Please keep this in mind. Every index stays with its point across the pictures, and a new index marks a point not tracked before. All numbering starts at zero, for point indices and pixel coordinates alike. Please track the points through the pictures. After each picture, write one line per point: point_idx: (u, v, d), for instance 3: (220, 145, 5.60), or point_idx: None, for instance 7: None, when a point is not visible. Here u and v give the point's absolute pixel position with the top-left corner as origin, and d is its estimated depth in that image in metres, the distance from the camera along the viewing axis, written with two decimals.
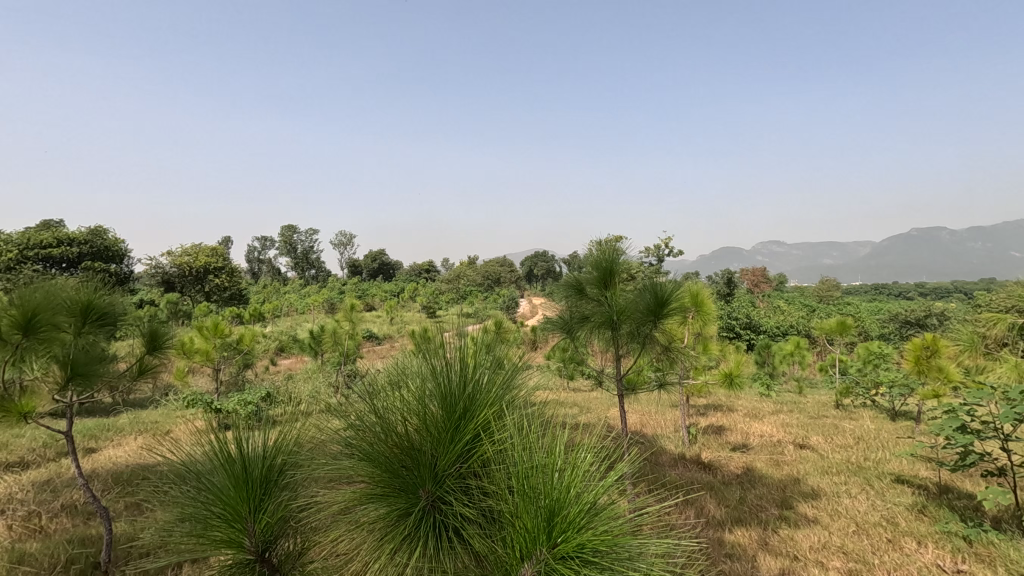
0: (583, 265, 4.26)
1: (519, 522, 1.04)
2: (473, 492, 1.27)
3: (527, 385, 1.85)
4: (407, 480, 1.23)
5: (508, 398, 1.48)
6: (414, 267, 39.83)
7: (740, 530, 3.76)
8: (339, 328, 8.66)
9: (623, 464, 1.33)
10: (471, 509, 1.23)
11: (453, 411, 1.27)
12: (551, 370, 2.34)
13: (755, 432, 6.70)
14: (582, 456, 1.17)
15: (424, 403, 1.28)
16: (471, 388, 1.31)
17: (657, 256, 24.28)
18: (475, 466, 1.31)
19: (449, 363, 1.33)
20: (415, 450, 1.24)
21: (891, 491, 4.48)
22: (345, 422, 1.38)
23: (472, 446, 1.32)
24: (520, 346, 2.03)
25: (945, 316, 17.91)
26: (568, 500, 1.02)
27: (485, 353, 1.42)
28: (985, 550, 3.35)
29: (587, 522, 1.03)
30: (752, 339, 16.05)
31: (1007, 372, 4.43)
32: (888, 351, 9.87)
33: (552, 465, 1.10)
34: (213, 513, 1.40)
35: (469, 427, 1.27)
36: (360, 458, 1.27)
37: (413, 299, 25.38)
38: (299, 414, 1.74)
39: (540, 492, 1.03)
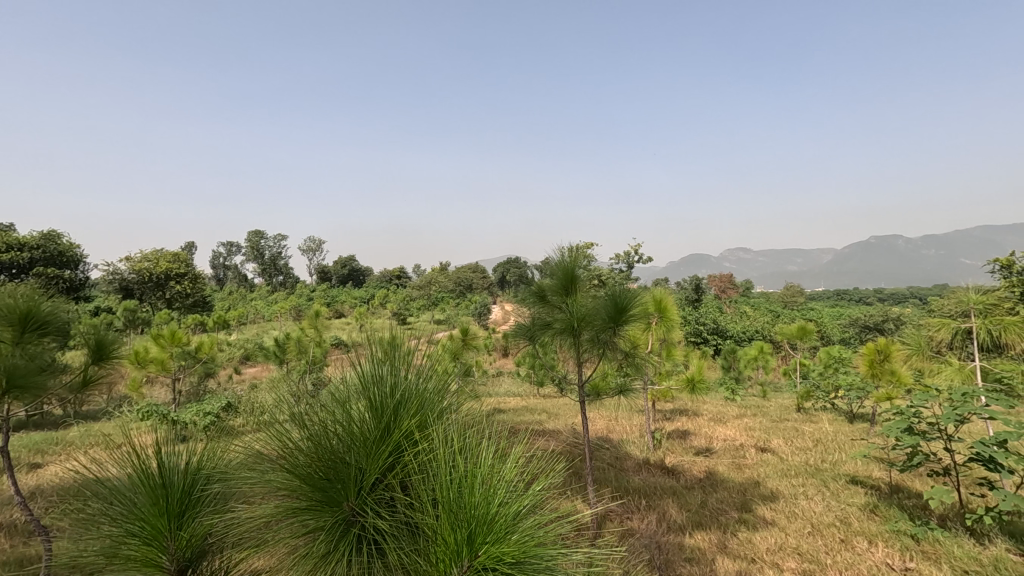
0: (546, 272, 4.28)
1: (441, 537, 1.04)
2: (396, 505, 1.27)
3: (465, 397, 1.86)
4: (330, 493, 1.22)
5: (439, 408, 1.50)
6: (385, 274, 39.45)
7: (700, 534, 3.80)
8: (304, 336, 8.46)
9: (552, 475, 1.34)
10: (392, 522, 1.23)
11: (379, 422, 1.30)
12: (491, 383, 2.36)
13: (718, 436, 6.82)
14: (506, 466, 1.18)
15: (350, 416, 1.30)
16: (397, 397, 1.34)
17: (627, 263, 24.60)
18: (400, 478, 1.32)
19: (378, 375, 1.36)
20: (335, 460, 1.25)
21: (845, 492, 4.61)
22: (266, 437, 1.38)
23: (398, 456, 1.33)
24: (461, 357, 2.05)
25: (901, 321, 18.52)
26: (485, 511, 1.02)
27: (414, 362, 1.46)
28: (931, 548, 3.48)
29: (509, 533, 1.03)
30: (719, 344, 16.38)
31: (953, 375, 4.63)
32: (846, 355, 10.17)
33: (474, 472, 1.11)
34: (130, 531, 1.40)
35: (393, 436, 1.29)
36: (279, 471, 1.27)
37: (383, 306, 25.16)
38: (232, 432, 1.75)
39: (461, 502, 1.04)
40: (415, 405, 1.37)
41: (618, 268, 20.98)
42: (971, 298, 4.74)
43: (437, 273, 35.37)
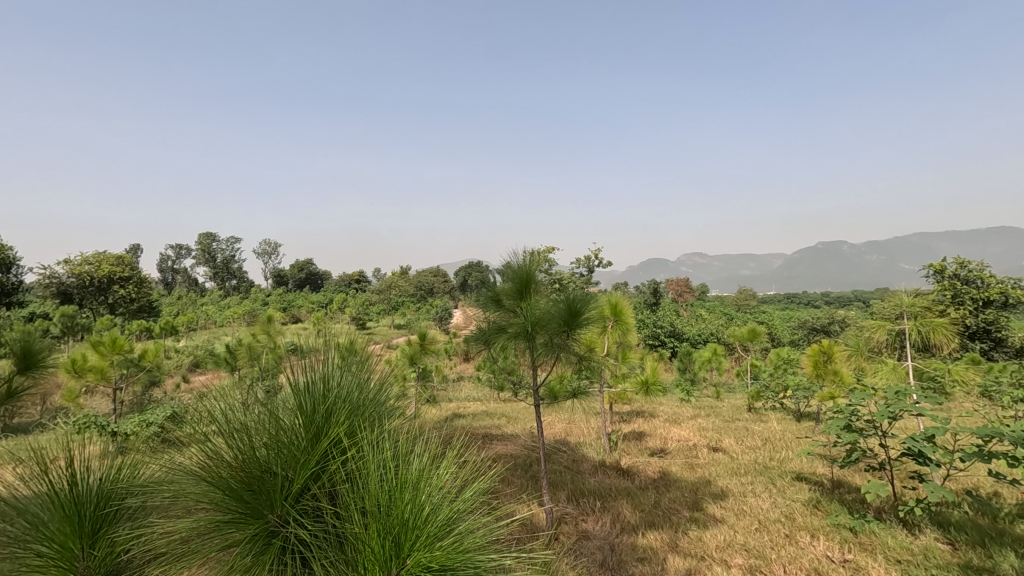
0: (502, 276, 4.34)
1: (370, 548, 1.15)
2: (323, 514, 1.36)
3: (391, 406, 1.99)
4: (256, 503, 1.28)
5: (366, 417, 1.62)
6: (344, 277, 38.70)
7: (653, 533, 3.87)
8: (256, 341, 8.18)
9: (478, 478, 1.49)
10: (319, 529, 1.32)
11: (310, 431, 1.41)
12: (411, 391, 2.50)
13: (672, 437, 6.97)
14: (435, 476, 1.32)
15: (278, 429, 1.40)
16: (323, 411, 1.46)
17: (587, 266, 25.02)
18: (327, 486, 1.41)
19: (307, 393, 1.49)
20: (262, 471, 1.33)
21: (790, 488, 4.79)
22: (188, 450, 1.42)
23: (324, 465, 1.43)
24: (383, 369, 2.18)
25: (846, 323, 19.39)
26: (414, 525, 1.16)
27: (337, 379, 1.59)
28: (868, 539, 3.65)
29: (433, 541, 1.17)
30: (676, 347, 16.77)
31: (887, 374, 4.88)
32: (794, 356, 10.58)
33: (403, 482, 1.25)
34: (35, 550, 1.37)
35: (320, 445, 1.39)
36: (202, 484, 1.31)
37: (341, 311, 24.68)
38: (142, 452, 1.74)
39: (391, 516, 1.16)
40: (341, 416, 1.49)
41: (578, 272, 21.22)
42: (903, 301, 5.02)
43: (397, 277, 34.97)
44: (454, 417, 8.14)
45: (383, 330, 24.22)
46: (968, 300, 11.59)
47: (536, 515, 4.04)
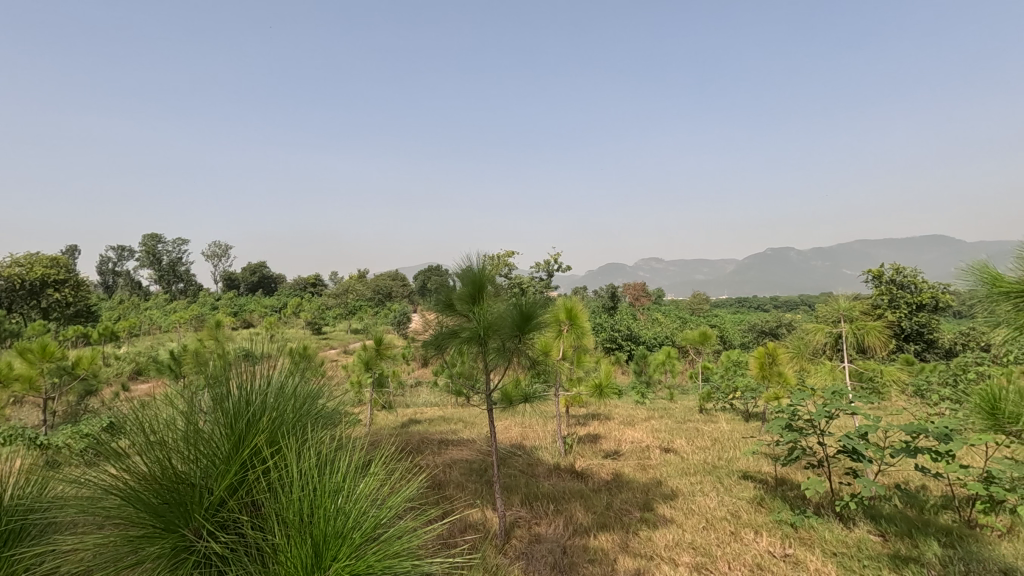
0: (455, 280, 4.30)
1: (291, 556, 1.18)
2: (241, 526, 1.38)
3: (321, 419, 2.04)
4: (172, 517, 1.30)
5: (290, 429, 1.67)
6: (299, 281, 37.72)
7: (604, 535, 3.92)
8: (202, 346, 7.85)
9: (406, 486, 1.55)
10: (237, 540, 1.34)
11: (230, 445, 1.46)
12: (342, 405, 2.54)
13: (626, 439, 7.09)
14: (361, 485, 1.38)
15: (197, 442, 1.44)
16: (245, 424, 1.51)
17: (546, 271, 25.31)
18: (247, 499, 1.44)
19: (228, 406, 1.55)
20: (179, 483, 1.36)
21: (737, 487, 4.95)
22: (100, 464, 1.41)
23: (245, 476, 1.47)
24: (313, 383, 2.24)
25: (792, 325, 20.24)
26: (336, 532, 1.20)
27: (261, 394, 1.66)
28: (807, 534, 3.81)
29: (354, 546, 1.22)
30: (632, 350, 17.11)
31: (825, 375, 5.12)
32: (743, 358, 10.98)
33: (326, 490, 1.30)
34: None
35: (241, 456, 1.44)
36: (116, 499, 1.31)
37: (296, 316, 24.08)
38: (44, 466, 1.67)
39: (314, 525, 1.20)
40: (264, 429, 1.55)
41: (537, 276, 21.45)
42: (841, 305, 5.27)
43: (355, 280, 34.34)
44: (410, 423, 8.06)
45: (339, 335, 23.77)
46: (903, 304, 12.31)
47: (489, 520, 4.03)
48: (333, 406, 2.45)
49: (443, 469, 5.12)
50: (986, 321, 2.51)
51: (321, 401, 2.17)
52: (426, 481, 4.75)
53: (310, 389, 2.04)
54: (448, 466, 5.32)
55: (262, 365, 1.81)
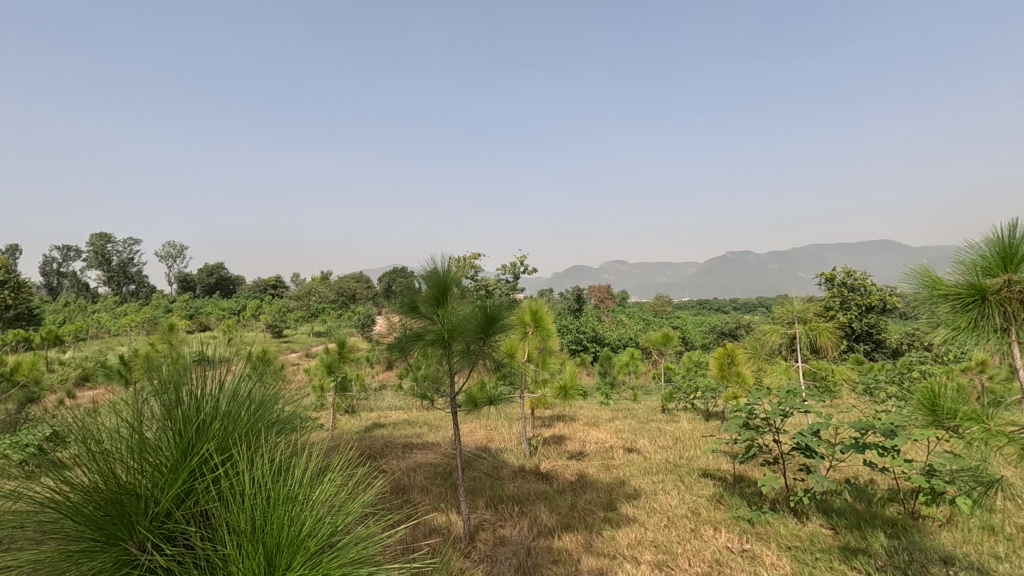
0: (420, 282, 4.26)
1: (242, 568, 1.15)
2: (189, 538, 1.34)
3: (277, 425, 1.99)
4: (113, 529, 1.25)
5: (243, 436, 1.63)
6: (259, 282, 36.73)
7: (568, 535, 3.95)
8: (153, 350, 7.54)
9: (364, 492, 1.52)
10: (184, 552, 1.30)
11: (178, 452, 1.42)
12: (300, 411, 2.48)
13: (591, 440, 7.16)
14: (317, 492, 1.35)
15: (142, 450, 1.39)
16: (196, 431, 1.47)
17: (513, 273, 25.40)
18: (195, 508, 1.40)
19: (176, 413, 1.50)
20: (122, 494, 1.31)
21: (697, 485, 5.06)
22: (36, 476, 1.35)
23: (193, 484, 1.42)
24: (269, 386, 2.18)
25: (750, 327, 20.86)
26: (287, 542, 1.17)
27: (212, 399, 1.61)
28: (763, 529, 3.93)
29: (306, 554, 1.19)
30: (596, 351, 17.31)
31: (780, 375, 5.30)
32: (703, 359, 11.24)
33: (279, 498, 1.26)
34: None
35: (189, 463, 1.39)
36: (52, 512, 1.25)
37: (255, 318, 23.45)
38: None
39: (265, 535, 1.17)
40: (214, 436, 1.50)
41: (504, 279, 21.49)
42: (795, 307, 5.46)
43: (317, 282, 33.68)
44: (374, 427, 7.94)
45: (301, 338, 23.25)
46: (854, 306, 12.84)
47: (453, 523, 4.01)
48: (291, 412, 2.38)
49: (407, 474, 5.06)
50: (928, 322, 2.65)
51: (278, 407, 2.11)
52: (389, 486, 4.69)
53: (264, 392, 1.98)
54: (412, 470, 5.26)
55: (215, 371, 1.75)
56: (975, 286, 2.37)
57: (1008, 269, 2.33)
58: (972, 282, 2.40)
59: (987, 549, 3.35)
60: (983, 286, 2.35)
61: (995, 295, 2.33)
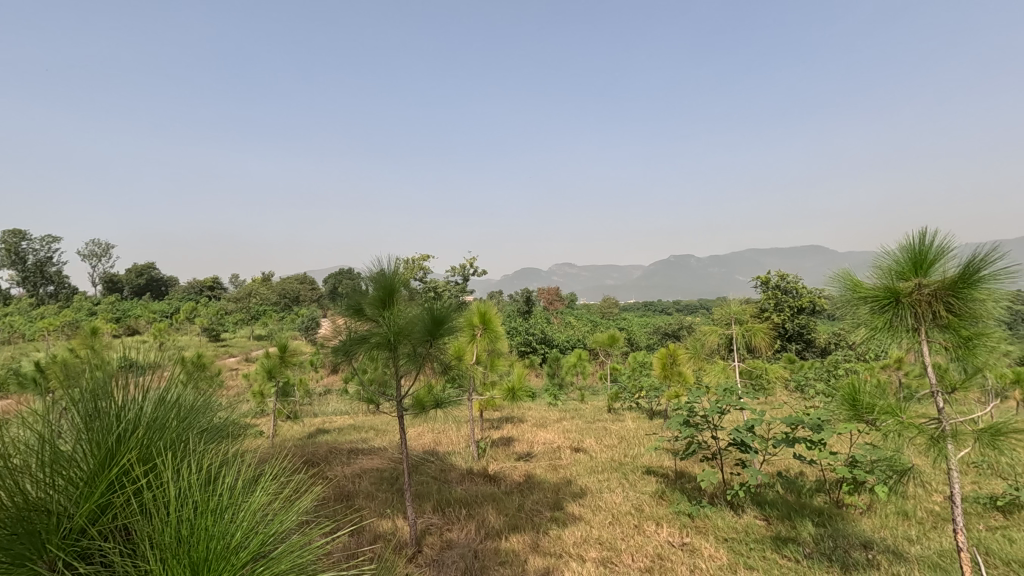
0: (365, 284, 4.18)
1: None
2: (105, 555, 1.26)
3: (210, 434, 1.91)
4: (18, 547, 1.16)
5: (168, 446, 1.55)
6: (194, 283, 34.92)
7: (515, 536, 3.96)
8: (73, 356, 7.04)
9: (300, 500, 1.48)
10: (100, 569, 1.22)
11: (94, 464, 1.34)
12: (233, 418, 2.38)
13: (538, 440, 7.23)
14: (249, 501, 1.31)
15: (54, 462, 1.30)
16: (116, 442, 1.39)
17: (462, 275, 25.34)
18: (112, 523, 1.32)
19: (94, 424, 1.42)
20: (30, 509, 1.22)
21: (641, 482, 5.20)
22: None
23: (112, 498, 1.34)
24: (199, 392, 2.08)
25: (692, 328, 21.66)
26: (215, 553, 1.12)
27: (135, 408, 1.53)
28: (702, 522, 4.08)
29: (235, 567, 1.15)
30: (545, 353, 17.51)
31: (718, 374, 5.52)
32: (648, 359, 11.58)
33: (207, 509, 1.21)
34: None
35: (108, 475, 1.32)
36: None
37: (190, 321, 22.31)
38: None
39: (190, 547, 1.12)
40: (137, 447, 1.43)
41: (453, 281, 21.39)
42: (732, 309, 5.71)
43: (258, 283, 32.43)
44: (318, 433, 7.71)
45: (240, 342, 22.30)
46: (787, 308, 13.56)
47: (399, 529, 3.94)
48: (226, 419, 2.28)
49: (352, 481, 4.94)
50: (850, 323, 2.82)
51: (210, 414, 2.02)
52: (333, 494, 4.57)
53: (195, 399, 1.89)
54: (357, 476, 5.14)
55: (143, 376, 1.66)
56: (890, 289, 2.55)
57: (918, 273, 2.54)
58: (888, 285, 2.59)
59: (901, 533, 3.61)
60: (896, 289, 2.54)
61: (907, 298, 2.53)
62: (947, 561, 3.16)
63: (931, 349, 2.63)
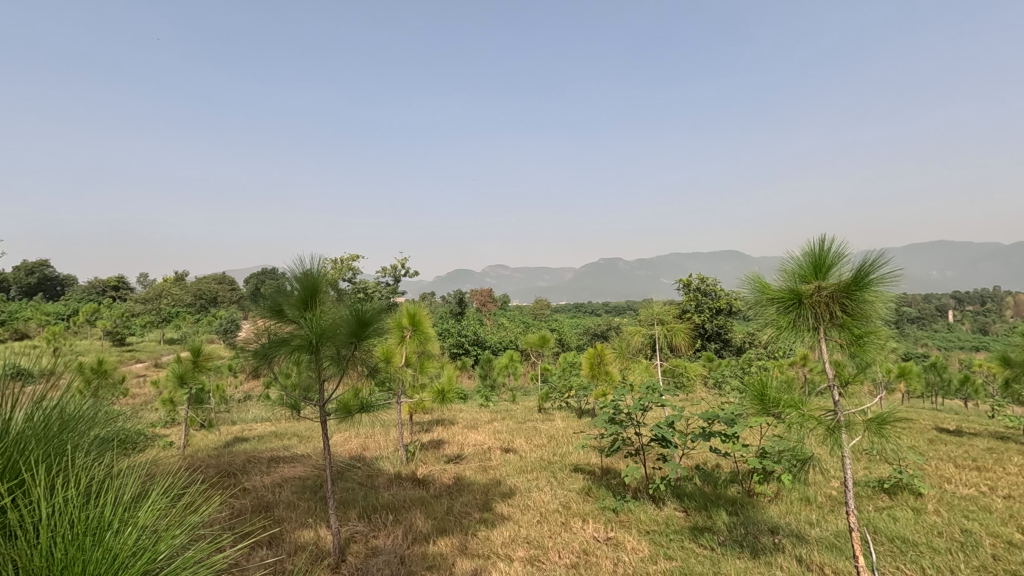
0: (286, 283, 4.01)
1: None
2: None
3: (100, 443, 1.75)
4: None
5: (43, 459, 1.42)
6: (95, 283, 32.01)
7: (443, 540, 3.92)
8: None
9: (196, 513, 1.42)
10: None
11: None
12: (130, 427, 2.19)
13: (469, 442, 7.20)
14: (139, 514, 1.24)
15: None
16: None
17: (393, 275, 24.88)
18: None
19: None
20: None
21: (568, 479, 5.31)
22: None
23: None
24: (87, 398, 1.90)
25: (619, 328, 22.40)
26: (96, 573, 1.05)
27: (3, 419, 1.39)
28: (626, 516, 4.21)
29: None
30: (477, 354, 17.52)
31: (641, 372, 5.74)
32: (577, 359, 11.85)
33: (88, 526, 1.13)
34: None
35: None
36: None
37: (91, 324, 20.46)
38: None
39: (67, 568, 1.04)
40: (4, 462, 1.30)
41: (383, 283, 20.95)
42: (654, 310, 5.95)
43: (170, 283, 30.27)
44: (235, 442, 7.29)
45: (149, 346, 20.70)
46: (706, 309, 14.33)
47: (321, 538, 3.80)
48: (121, 428, 2.10)
49: (271, 491, 4.71)
50: (759, 323, 3.01)
51: (103, 422, 1.86)
52: (249, 506, 4.33)
53: (88, 408, 1.75)
54: (278, 486, 4.89)
55: (34, 385, 1.56)
56: (794, 291, 2.75)
57: (818, 276, 2.74)
58: (792, 288, 2.79)
59: (804, 517, 3.90)
60: (799, 291, 2.74)
61: (808, 299, 2.74)
62: (841, 542, 3.45)
63: (829, 347, 2.86)
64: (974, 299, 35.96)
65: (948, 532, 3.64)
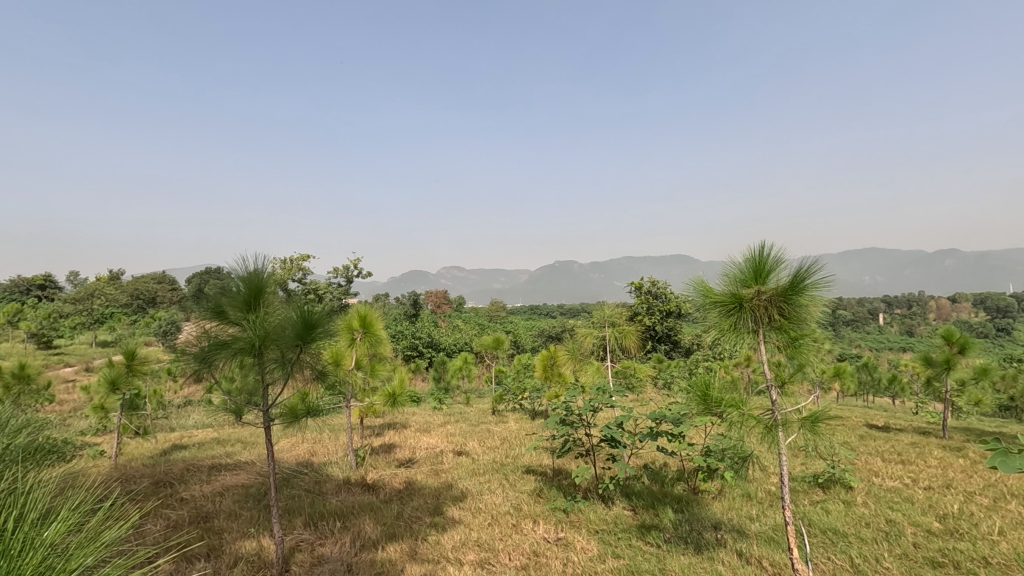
0: (227, 283, 3.84)
1: None
2: None
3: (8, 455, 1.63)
4: None
5: None
6: (18, 280, 29.79)
7: (392, 545, 3.86)
8: None
9: (117, 522, 1.37)
10: None
11: None
12: (47, 435, 2.06)
13: (421, 445, 7.11)
14: (52, 529, 1.19)
15: None
16: None
17: (346, 276, 24.36)
18: None
19: None
20: None
21: (520, 481, 5.33)
22: None
23: None
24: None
25: (573, 330, 22.70)
26: None
27: None
28: (576, 517, 4.26)
29: None
30: (431, 356, 17.37)
31: (592, 374, 5.82)
32: (531, 361, 11.93)
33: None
34: None
35: None
36: None
37: (14, 326, 19.04)
38: None
39: None
40: None
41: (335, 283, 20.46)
42: (606, 312, 6.03)
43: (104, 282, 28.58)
44: (173, 450, 6.95)
45: (80, 350, 19.45)
46: (656, 311, 14.72)
47: (264, 549, 3.66)
48: (40, 436, 1.98)
49: (211, 501, 4.50)
50: (704, 325, 3.11)
51: (14, 431, 1.74)
52: (186, 517, 4.12)
53: None
54: (218, 495, 4.69)
55: None
56: (735, 295, 2.86)
57: (757, 282, 2.85)
58: (733, 292, 2.89)
59: (744, 513, 4.05)
60: (739, 295, 2.84)
61: (748, 303, 2.84)
62: (779, 535, 3.61)
63: (768, 348, 2.99)
64: (901, 303, 38.48)
65: (875, 523, 3.87)
